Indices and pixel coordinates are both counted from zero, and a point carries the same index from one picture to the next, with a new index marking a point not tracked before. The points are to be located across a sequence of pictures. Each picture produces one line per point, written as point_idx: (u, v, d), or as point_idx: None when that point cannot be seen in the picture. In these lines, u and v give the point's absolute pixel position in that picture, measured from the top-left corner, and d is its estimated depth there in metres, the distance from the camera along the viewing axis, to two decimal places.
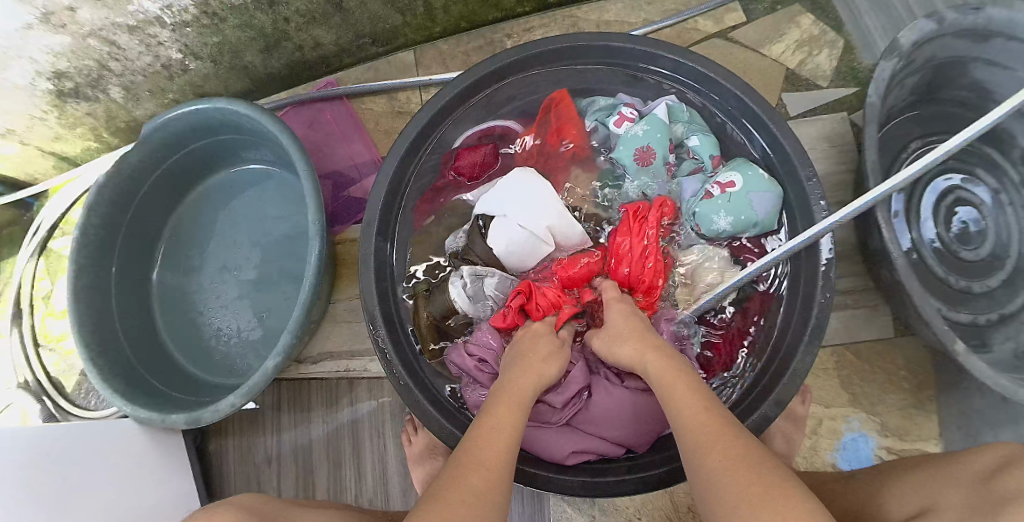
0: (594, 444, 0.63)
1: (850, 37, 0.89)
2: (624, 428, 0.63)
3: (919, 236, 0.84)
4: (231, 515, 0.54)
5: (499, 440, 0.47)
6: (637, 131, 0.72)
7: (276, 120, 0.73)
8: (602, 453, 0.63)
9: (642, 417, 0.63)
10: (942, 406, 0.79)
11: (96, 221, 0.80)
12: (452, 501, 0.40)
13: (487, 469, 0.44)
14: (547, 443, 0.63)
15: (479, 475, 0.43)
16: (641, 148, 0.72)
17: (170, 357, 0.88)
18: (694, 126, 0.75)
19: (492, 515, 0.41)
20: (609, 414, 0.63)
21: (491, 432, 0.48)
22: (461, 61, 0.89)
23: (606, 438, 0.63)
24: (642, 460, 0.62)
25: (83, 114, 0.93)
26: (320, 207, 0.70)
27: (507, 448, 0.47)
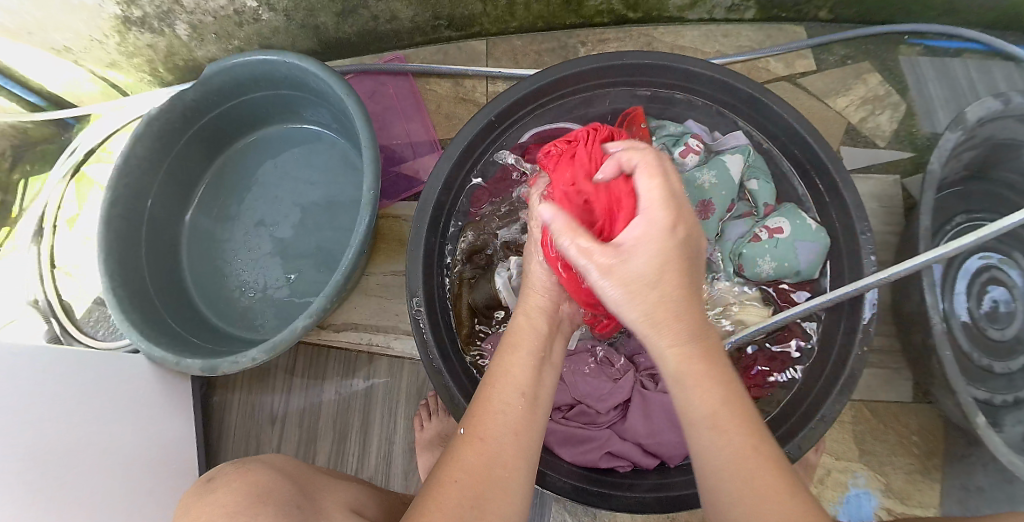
0: (630, 451, 0.64)
1: (912, 103, 0.90)
2: (661, 437, 0.64)
3: (950, 308, 0.85)
4: (263, 474, 0.51)
5: (496, 410, 0.45)
6: (704, 180, 0.73)
7: (344, 84, 0.72)
8: (636, 462, 0.64)
9: (681, 425, 0.64)
10: (947, 476, 0.79)
11: (141, 152, 0.80)
12: (446, 482, 0.42)
13: (481, 441, 0.44)
14: (582, 448, 0.64)
15: (469, 450, 0.43)
16: (703, 200, 0.72)
17: (190, 299, 0.88)
18: (757, 168, 0.76)
19: (487, 494, 0.41)
20: (648, 422, 0.65)
21: (492, 398, 0.46)
22: (531, 59, 0.89)
23: (643, 446, 0.64)
24: (672, 482, 0.62)
25: (144, 45, 0.93)
26: (375, 176, 0.69)
27: (504, 418, 0.45)
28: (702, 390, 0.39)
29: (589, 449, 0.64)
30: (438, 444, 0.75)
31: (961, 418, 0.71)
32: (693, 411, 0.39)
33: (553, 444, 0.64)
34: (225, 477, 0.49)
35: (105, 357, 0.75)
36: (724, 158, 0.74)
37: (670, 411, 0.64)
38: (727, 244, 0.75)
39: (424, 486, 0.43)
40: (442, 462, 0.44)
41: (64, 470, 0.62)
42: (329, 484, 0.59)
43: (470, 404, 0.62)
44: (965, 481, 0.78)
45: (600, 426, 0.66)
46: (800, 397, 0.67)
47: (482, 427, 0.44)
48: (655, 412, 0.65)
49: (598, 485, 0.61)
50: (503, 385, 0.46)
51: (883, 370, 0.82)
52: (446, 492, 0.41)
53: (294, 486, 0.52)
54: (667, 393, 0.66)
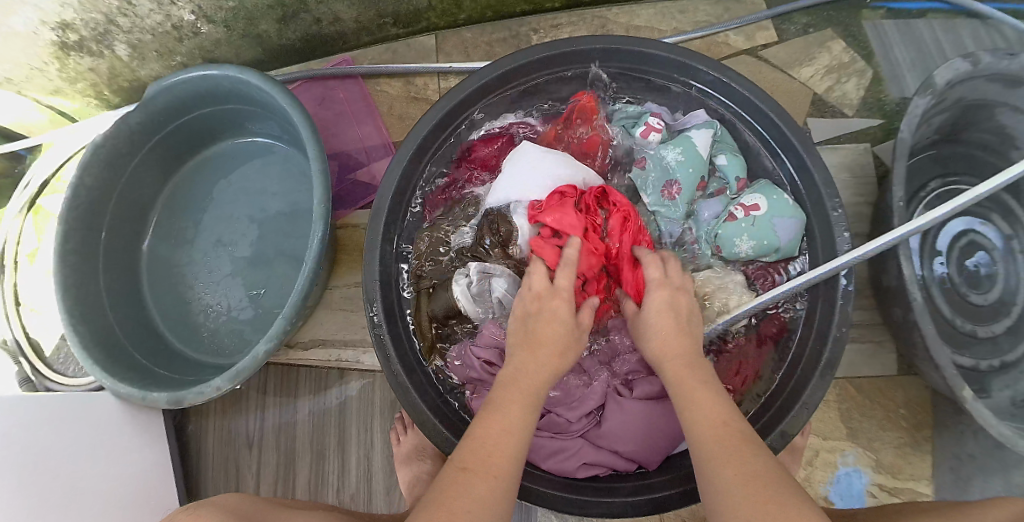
0: (605, 460, 0.61)
1: (878, 68, 0.88)
2: (637, 446, 0.61)
3: (929, 274, 0.83)
4: (218, 515, 0.49)
5: (505, 442, 0.45)
6: (670, 158, 0.69)
7: (289, 95, 0.69)
8: (613, 467, 0.62)
9: (656, 434, 0.61)
10: (937, 446, 0.78)
11: (89, 181, 0.77)
12: (456, 509, 0.39)
13: (493, 477, 0.42)
14: (555, 458, 0.61)
15: (481, 483, 0.41)
16: (669, 181, 0.70)
17: (154, 328, 0.85)
18: (725, 144, 0.72)
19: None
20: (622, 430, 0.61)
21: (495, 430, 0.45)
22: (484, 51, 0.86)
23: (619, 454, 0.61)
24: (651, 480, 0.60)
25: (85, 69, 0.89)
26: (327, 189, 0.67)
27: (511, 451, 0.44)
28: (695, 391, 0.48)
29: (562, 458, 0.61)
30: (417, 458, 0.73)
31: (946, 388, 0.69)
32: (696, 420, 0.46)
33: (527, 451, 0.62)
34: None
35: (68, 397, 0.73)
36: (690, 135, 0.70)
37: (645, 420, 0.61)
38: (701, 224, 0.70)
39: (419, 507, 0.41)
40: (441, 484, 0.42)
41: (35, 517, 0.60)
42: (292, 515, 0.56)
43: (438, 416, 0.60)
44: (955, 449, 0.77)
45: (572, 435, 0.62)
46: (781, 382, 0.65)
47: (487, 458, 0.43)
48: (629, 420, 0.61)
49: (573, 491, 0.59)
50: (502, 416, 0.46)
51: (866, 345, 0.81)
52: (461, 520, 0.38)
53: None
54: (642, 401, 0.62)
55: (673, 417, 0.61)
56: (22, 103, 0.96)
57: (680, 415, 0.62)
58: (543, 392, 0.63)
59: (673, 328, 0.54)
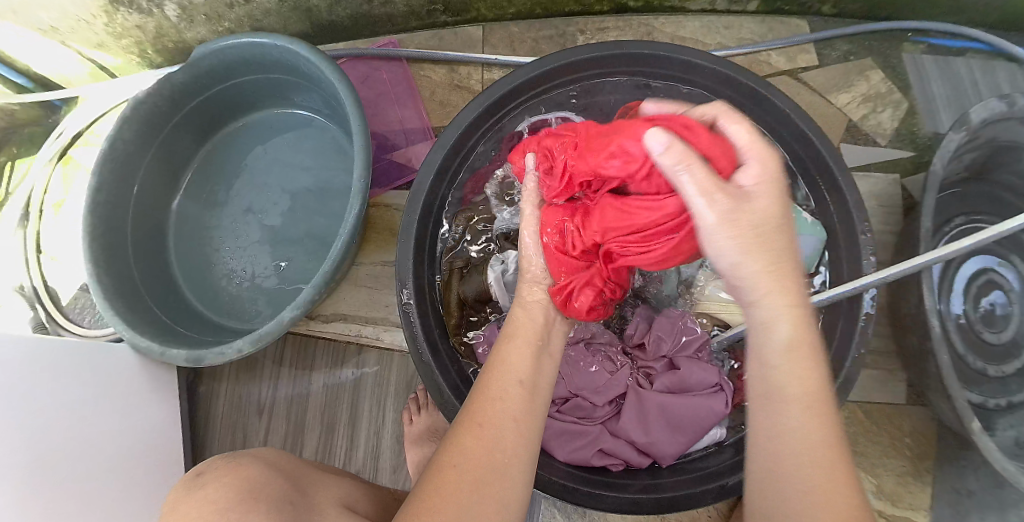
0: (623, 451, 0.63)
1: (914, 102, 0.89)
2: (655, 438, 0.63)
3: (946, 309, 0.86)
4: (258, 468, 0.49)
5: (497, 396, 0.47)
6: None
7: (336, 70, 0.70)
8: (628, 461, 0.63)
9: (673, 428, 0.63)
10: (938, 478, 0.78)
11: (128, 136, 0.78)
12: (451, 468, 0.43)
13: (481, 427, 0.45)
14: (573, 443, 0.63)
15: (470, 437, 0.44)
16: None
17: (176, 287, 0.86)
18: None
19: (493, 479, 0.43)
20: (641, 421, 0.63)
21: (496, 386, 0.48)
22: (528, 46, 0.87)
23: (635, 446, 0.63)
24: (663, 482, 0.61)
25: (132, 26, 0.91)
26: (366, 165, 0.68)
27: (504, 402, 0.47)
28: (770, 197, 0.44)
29: (581, 445, 0.63)
30: (427, 439, 0.74)
31: (956, 422, 0.70)
32: (781, 377, 0.42)
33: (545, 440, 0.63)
34: (215, 471, 0.47)
35: (88, 346, 0.74)
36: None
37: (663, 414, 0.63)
38: None
39: (426, 471, 0.45)
40: (444, 448, 0.45)
41: (42, 459, 0.61)
42: (322, 480, 0.56)
43: (459, 398, 0.60)
44: (955, 483, 0.77)
45: (595, 421, 0.65)
46: None
47: (482, 414, 0.46)
48: (648, 411, 0.64)
49: (588, 483, 0.60)
50: (502, 376, 0.49)
51: (878, 372, 0.82)
52: (455, 477, 0.42)
53: (287, 480, 0.50)
54: (663, 393, 0.64)
55: (692, 415, 0.63)
56: (64, 54, 0.96)
57: (699, 411, 0.63)
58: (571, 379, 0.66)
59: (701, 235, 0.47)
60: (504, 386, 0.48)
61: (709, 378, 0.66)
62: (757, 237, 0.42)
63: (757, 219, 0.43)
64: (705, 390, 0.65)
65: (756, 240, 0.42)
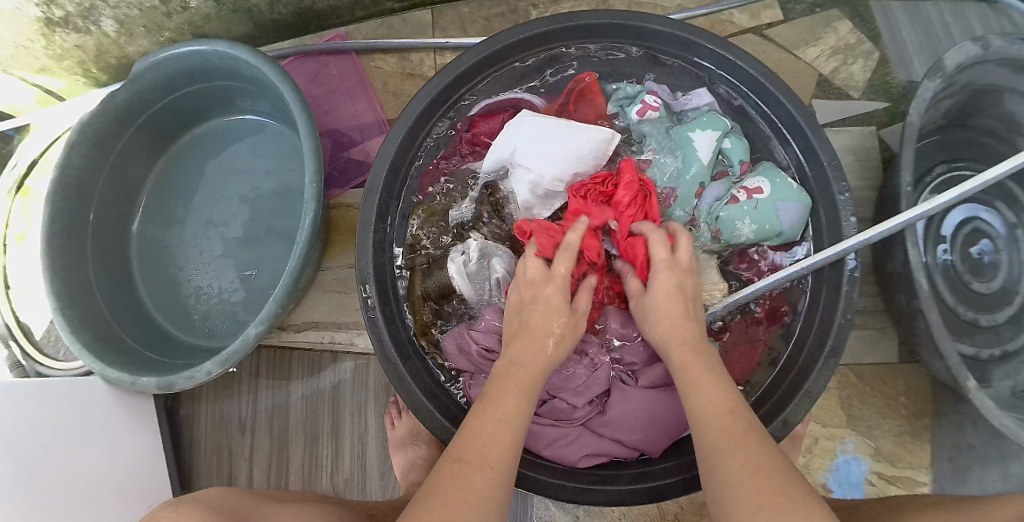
0: (608, 447, 0.60)
1: (885, 50, 0.86)
2: (641, 434, 0.60)
3: (932, 260, 0.82)
4: (199, 513, 0.46)
5: (503, 418, 0.45)
6: (667, 167, 0.68)
7: (280, 71, 0.67)
8: (615, 456, 0.60)
9: (663, 425, 0.60)
10: (936, 436, 0.77)
11: (76, 161, 0.75)
12: (452, 496, 0.39)
13: (488, 463, 0.42)
14: (555, 447, 0.60)
15: (474, 460, 0.42)
16: (664, 189, 0.68)
17: (145, 311, 0.84)
18: (733, 133, 0.70)
19: (491, 513, 0.40)
20: (627, 419, 0.60)
21: (495, 413, 0.46)
22: (481, 26, 0.84)
23: (621, 442, 0.60)
24: (654, 468, 0.59)
25: (71, 46, 0.87)
26: (319, 167, 0.65)
27: (507, 421, 0.45)
28: (668, 297, 0.54)
29: (562, 446, 0.60)
30: (411, 443, 0.73)
31: (950, 377, 0.69)
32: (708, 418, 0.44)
33: (527, 439, 0.61)
34: (160, 520, 0.45)
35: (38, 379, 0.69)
36: (692, 135, 0.67)
37: (650, 408, 0.60)
38: (702, 208, 0.67)
39: (416, 501, 0.41)
40: (435, 479, 0.41)
41: (18, 502, 0.59)
42: (279, 509, 0.54)
43: (433, 401, 0.58)
44: (955, 439, 0.76)
45: (575, 423, 0.61)
46: (782, 371, 0.64)
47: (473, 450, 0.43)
48: (634, 410, 0.60)
49: (573, 479, 0.58)
50: (504, 404, 0.46)
51: (867, 331, 0.80)
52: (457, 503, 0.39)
53: (235, 519, 0.47)
54: (646, 389, 0.61)
55: (677, 402, 0.60)
56: (9, 83, 0.94)
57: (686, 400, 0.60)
58: (549, 379, 0.62)
59: (677, 314, 0.53)
60: (513, 398, 0.47)
61: None
62: (673, 329, 0.53)
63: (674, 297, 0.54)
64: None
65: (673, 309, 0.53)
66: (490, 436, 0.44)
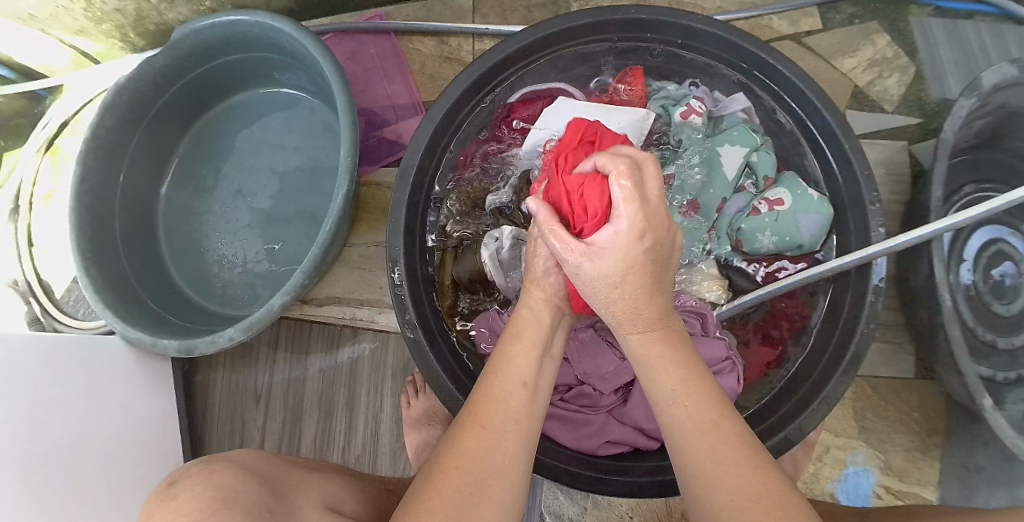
0: (629, 436, 0.61)
1: (922, 66, 0.85)
2: None
3: (955, 280, 0.82)
4: (229, 472, 0.46)
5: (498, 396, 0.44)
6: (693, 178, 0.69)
7: (320, 45, 0.68)
8: (636, 446, 0.61)
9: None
10: (946, 454, 0.77)
11: (111, 123, 0.75)
12: (445, 467, 0.40)
13: (482, 427, 0.41)
14: (578, 432, 0.61)
15: (471, 435, 0.41)
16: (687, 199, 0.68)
17: (168, 276, 0.85)
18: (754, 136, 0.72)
19: (495, 489, 0.39)
20: (651, 407, 0.61)
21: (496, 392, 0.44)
22: (520, 15, 0.84)
23: (643, 432, 0.61)
24: None
25: (111, 9, 0.88)
26: (354, 143, 0.65)
27: (505, 400, 0.43)
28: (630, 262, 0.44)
29: (585, 433, 0.61)
30: (424, 423, 0.73)
31: (966, 396, 0.69)
32: (665, 386, 0.43)
33: (548, 426, 0.61)
34: (189, 474, 0.44)
35: (65, 336, 0.70)
36: (721, 150, 0.70)
37: None
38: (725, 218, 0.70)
39: (423, 471, 0.41)
40: (443, 445, 0.42)
41: (38, 453, 0.60)
42: (308, 476, 0.54)
43: (455, 382, 0.59)
44: (965, 459, 0.76)
45: (600, 410, 0.62)
46: (801, 376, 0.64)
47: (481, 415, 0.42)
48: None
49: (593, 467, 0.58)
50: (506, 376, 0.45)
51: (885, 345, 0.80)
52: (453, 478, 0.39)
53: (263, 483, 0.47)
54: None
55: None
56: (46, 43, 0.93)
57: None
58: (578, 364, 0.63)
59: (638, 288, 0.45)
60: (505, 378, 0.45)
61: (720, 354, 0.62)
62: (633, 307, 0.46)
63: (621, 259, 0.44)
64: (717, 366, 0.62)
65: (641, 289, 0.45)
66: (494, 413, 0.43)
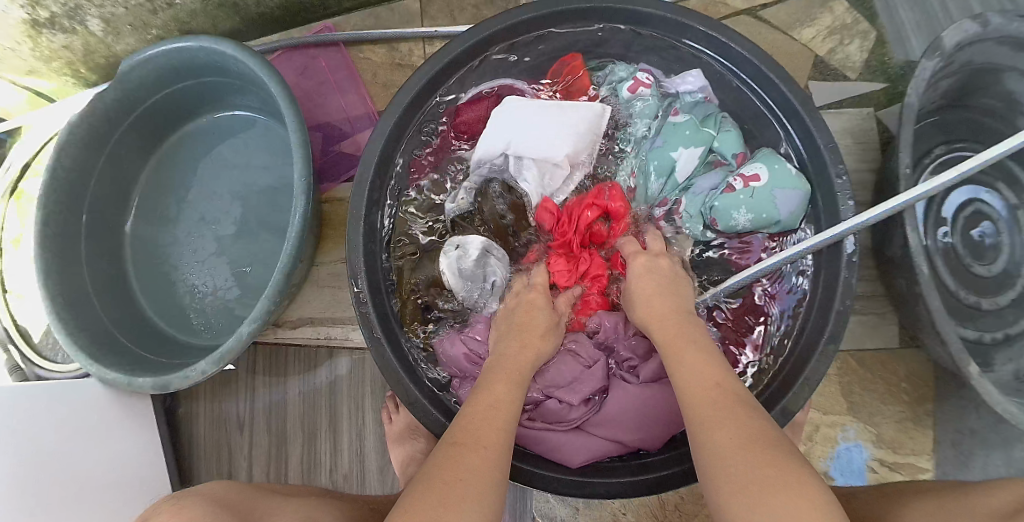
0: (604, 442, 0.60)
1: (882, 30, 0.84)
2: (637, 428, 0.59)
3: (933, 243, 0.81)
4: (194, 509, 0.46)
5: (494, 418, 0.46)
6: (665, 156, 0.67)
7: (266, 65, 0.66)
8: (611, 451, 0.60)
9: (661, 420, 0.59)
10: (938, 421, 0.76)
11: (66, 163, 0.74)
12: (449, 477, 0.39)
13: (486, 449, 0.43)
14: (550, 446, 0.59)
15: (472, 453, 0.42)
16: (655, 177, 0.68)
17: (141, 311, 0.84)
18: (714, 117, 0.69)
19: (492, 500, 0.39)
20: (624, 416, 0.60)
21: (490, 414, 0.46)
22: (471, 14, 0.83)
23: (617, 437, 0.60)
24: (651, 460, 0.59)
25: (59, 46, 0.86)
26: (309, 162, 0.64)
27: (504, 427, 0.46)
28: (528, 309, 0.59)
29: (558, 440, 0.59)
30: (409, 438, 0.72)
31: (951, 362, 0.68)
32: (693, 383, 0.45)
33: (524, 435, 0.60)
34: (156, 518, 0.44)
35: (38, 384, 0.69)
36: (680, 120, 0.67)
37: (644, 404, 0.60)
38: (698, 198, 0.67)
39: (412, 483, 0.40)
40: (434, 462, 0.41)
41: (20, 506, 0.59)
42: (277, 504, 0.54)
43: (426, 397, 0.58)
44: (957, 425, 0.76)
45: (573, 417, 0.61)
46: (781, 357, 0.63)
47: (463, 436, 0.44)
48: (630, 408, 0.60)
49: (569, 473, 0.58)
50: (490, 408, 0.47)
51: (868, 316, 0.79)
52: (458, 488, 0.38)
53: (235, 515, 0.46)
54: (645, 385, 0.61)
55: (672, 399, 0.60)
56: (0, 86, 0.93)
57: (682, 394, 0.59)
58: (550, 373, 0.61)
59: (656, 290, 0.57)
60: (505, 406, 0.47)
61: None
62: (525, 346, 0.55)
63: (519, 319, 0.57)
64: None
65: (652, 292, 0.56)
66: (490, 436, 0.44)
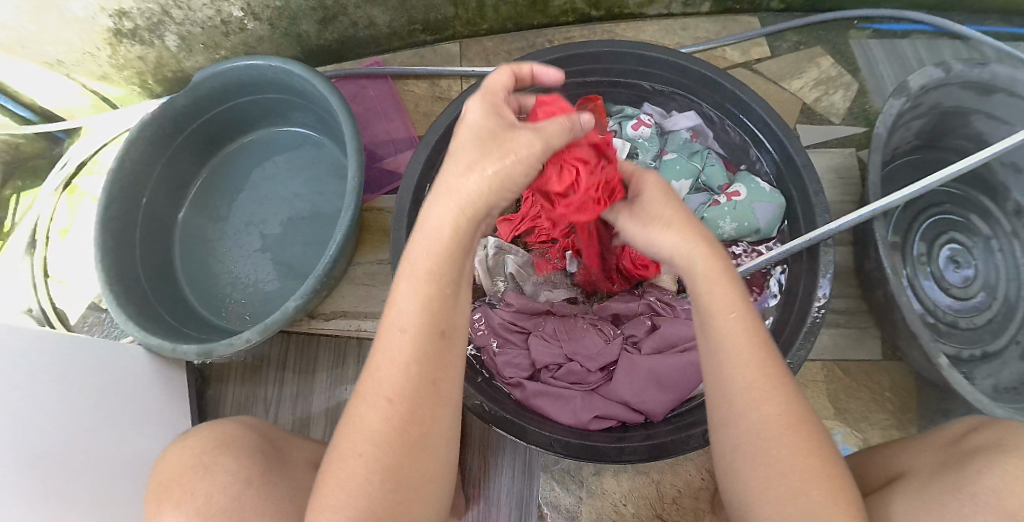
0: (615, 410, 0.66)
1: (863, 82, 0.96)
2: (645, 396, 0.66)
3: (914, 278, 0.88)
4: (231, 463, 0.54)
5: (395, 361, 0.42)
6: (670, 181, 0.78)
7: (329, 84, 0.77)
8: (622, 420, 0.67)
9: (666, 385, 0.67)
10: (920, 429, 0.83)
11: (134, 156, 0.83)
12: (350, 449, 0.42)
13: (382, 400, 0.41)
14: (567, 407, 0.67)
15: (372, 412, 0.41)
16: None
17: (182, 296, 0.91)
18: (700, 154, 0.81)
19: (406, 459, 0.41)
20: (632, 382, 0.67)
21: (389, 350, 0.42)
22: (503, 57, 0.96)
23: (627, 405, 0.67)
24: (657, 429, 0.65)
25: (133, 56, 0.97)
26: (360, 166, 0.74)
27: (406, 366, 0.41)
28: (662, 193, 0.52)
29: (572, 408, 0.67)
30: None
31: (926, 367, 0.75)
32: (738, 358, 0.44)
33: (540, 405, 0.67)
34: None
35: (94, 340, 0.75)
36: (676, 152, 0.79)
37: (654, 373, 0.67)
38: None
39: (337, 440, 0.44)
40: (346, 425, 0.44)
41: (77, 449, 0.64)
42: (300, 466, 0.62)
43: None
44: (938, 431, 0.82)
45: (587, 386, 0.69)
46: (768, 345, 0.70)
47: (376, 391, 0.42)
48: (638, 376, 0.67)
49: (579, 437, 0.64)
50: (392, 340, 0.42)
51: (851, 331, 0.87)
52: (356, 462, 0.41)
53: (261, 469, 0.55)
54: (652, 355, 0.68)
55: (679, 369, 0.67)
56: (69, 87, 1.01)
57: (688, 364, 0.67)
58: (565, 344, 0.70)
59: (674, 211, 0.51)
60: (401, 339, 0.42)
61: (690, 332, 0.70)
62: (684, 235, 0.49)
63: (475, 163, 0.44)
64: (689, 343, 0.69)
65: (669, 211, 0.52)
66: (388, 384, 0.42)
